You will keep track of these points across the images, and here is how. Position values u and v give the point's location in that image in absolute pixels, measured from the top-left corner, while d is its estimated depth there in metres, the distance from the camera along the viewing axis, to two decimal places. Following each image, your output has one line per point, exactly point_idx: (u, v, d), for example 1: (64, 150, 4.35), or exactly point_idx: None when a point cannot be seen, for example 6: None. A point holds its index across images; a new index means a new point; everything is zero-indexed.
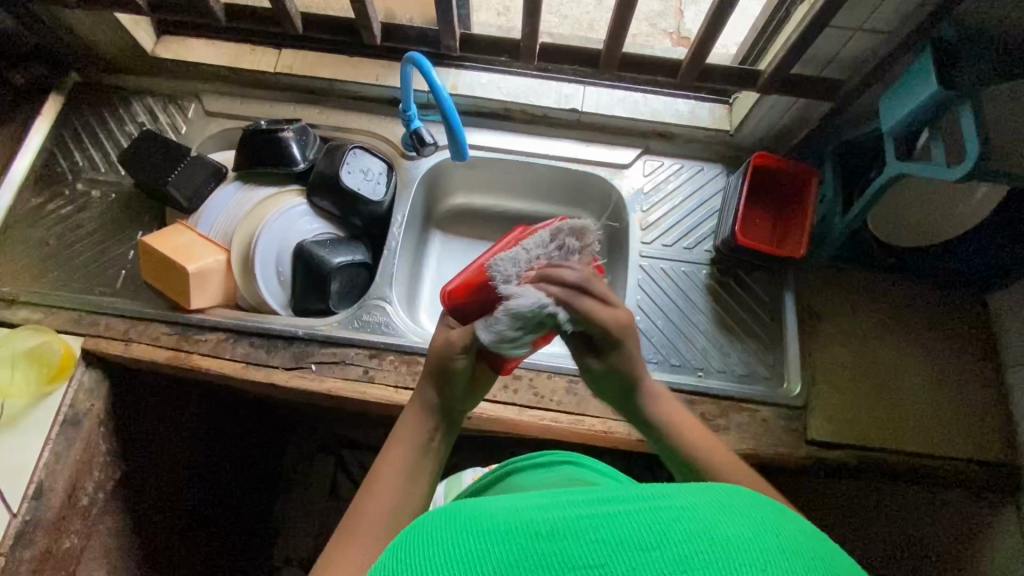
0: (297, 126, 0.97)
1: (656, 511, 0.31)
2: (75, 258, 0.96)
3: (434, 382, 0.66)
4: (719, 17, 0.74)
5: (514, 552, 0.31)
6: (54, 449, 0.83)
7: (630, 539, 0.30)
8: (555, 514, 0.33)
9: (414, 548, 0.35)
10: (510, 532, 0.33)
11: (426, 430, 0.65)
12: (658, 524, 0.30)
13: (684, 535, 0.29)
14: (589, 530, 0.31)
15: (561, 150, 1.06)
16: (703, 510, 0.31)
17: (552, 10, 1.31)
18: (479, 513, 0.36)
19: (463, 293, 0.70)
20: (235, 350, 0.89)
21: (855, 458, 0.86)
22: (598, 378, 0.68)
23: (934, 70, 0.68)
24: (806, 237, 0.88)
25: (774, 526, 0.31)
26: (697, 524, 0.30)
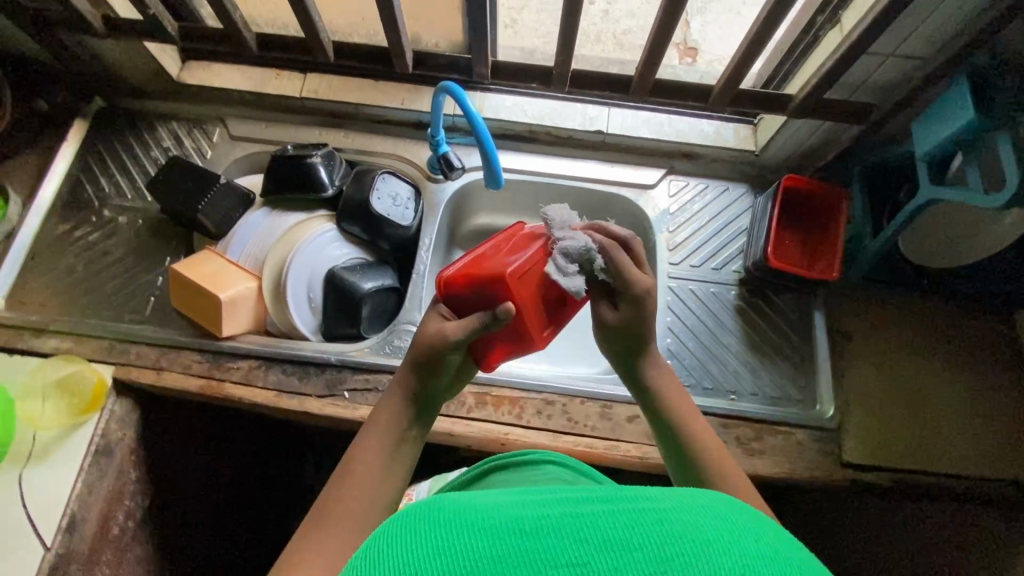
0: (325, 150, 0.97)
1: (637, 514, 0.35)
2: (105, 286, 0.96)
3: (416, 370, 0.69)
4: (755, 45, 0.75)
5: (501, 546, 0.34)
6: (87, 479, 0.83)
7: (612, 540, 0.33)
8: (539, 513, 0.36)
9: (398, 540, 0.35)
10: (494, 528, 0.35)
11: (406, 419, 0.68)
12: (637, 527, 0.34)
13: (662, 537, 0.33)
14: (572, 528, 0.34)
15: (587, 171, 1.06)
16: (681, 513, 0.35)
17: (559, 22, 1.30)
18: (462, 505, 0.38)
19: (463, 281, 0.70)
20: (267, 378, 0.89)
21: (891, 480, 0.86)
22: (606, 334, 0.75)
23: (970, 99, 0.69)
24: (838, 259, 0.88)
25: (751, 533, 0.34)
26: (677, 527, 0.33)
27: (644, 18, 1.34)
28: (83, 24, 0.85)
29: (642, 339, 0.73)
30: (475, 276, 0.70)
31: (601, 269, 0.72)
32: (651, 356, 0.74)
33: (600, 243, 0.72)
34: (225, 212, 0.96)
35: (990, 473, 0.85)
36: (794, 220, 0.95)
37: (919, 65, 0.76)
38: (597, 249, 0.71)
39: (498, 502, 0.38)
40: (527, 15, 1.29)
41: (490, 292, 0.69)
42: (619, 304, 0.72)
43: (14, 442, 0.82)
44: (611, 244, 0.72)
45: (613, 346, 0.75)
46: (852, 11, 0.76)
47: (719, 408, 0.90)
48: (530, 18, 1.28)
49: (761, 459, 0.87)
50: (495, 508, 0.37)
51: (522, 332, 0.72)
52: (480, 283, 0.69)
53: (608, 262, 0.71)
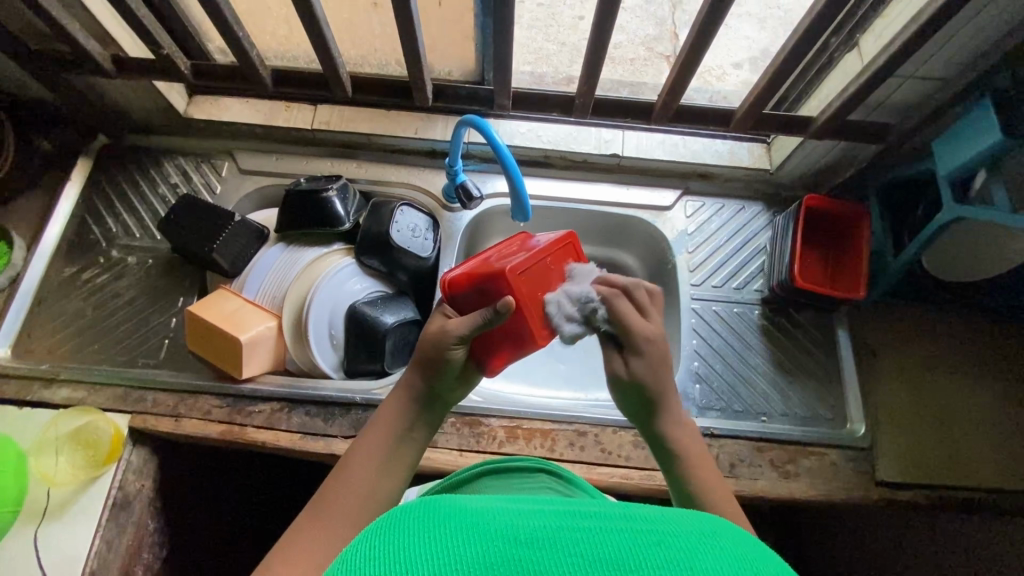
0: (340, 183, 0.96)
1: (636, 535, 0.34)
2: (116, 330, 0.93)
3: (422, 369, 0.67)
4: (780, 69, 0.75)
5: (492, 553, 0.33)
6: (106, 535, 0.79)
7: (607, 558, 0.32)
8: (534, 525, 0.36)
9: (393, 538, 0.35)
10: (489, 537, 0.34)
11: (407, 420, 0.66)
12: (636, 545, 0.33)
13: (659, 555, 0.32)
14: (567, 543, 0.34)
15: (604, 195, 1.05)
16: (681, 538, 0.34)
17: (551, 38, 1.29)
18: (460, 510, 0.38)
19: (464, 282, 0.71)
20: (290, 421, 0.86)
21: (926, 497, 0.86)
22: (622, 387, 0.68)
23: (996, 121, 0.69)
24: (863, 277, 0.88)
25: (751, 564, 0.33)
26: (675, 551, 0.33)
27: (635, 34, 1.34)
28: (93, 65, 0.83)
29: (655, 390, 0.67)
30: (480, 274, 0.69)
31: (602, 320, 0.67)
32: (667, 407, 0.68)
33: (603, 294, 0.68)
34: (240, 249, 0.94)
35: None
36: (816, 239, 0.95)
37: (940, 85, 0.77)
38: (599, 300, 0.67)
39: (497, 512, 0.38)
40: (520, 33, 1.29)
41: (493, 288, 0.68)
42: (629, 357, 0.67)
43: (27, 500, 0.79)
44: (614, 295, 0.67)
45: (626, 400, 0.69)
46: (871, 35, 0.77)
47: (752, 431, 0.89)
48: (521, 33, 1.29)
49: (797, 482, 0.86)
50: (492, 515, 0.37)
51: (523, 332, 0.69)
52: (483, 280, 0.69)
53: (611, 311, 0.67)
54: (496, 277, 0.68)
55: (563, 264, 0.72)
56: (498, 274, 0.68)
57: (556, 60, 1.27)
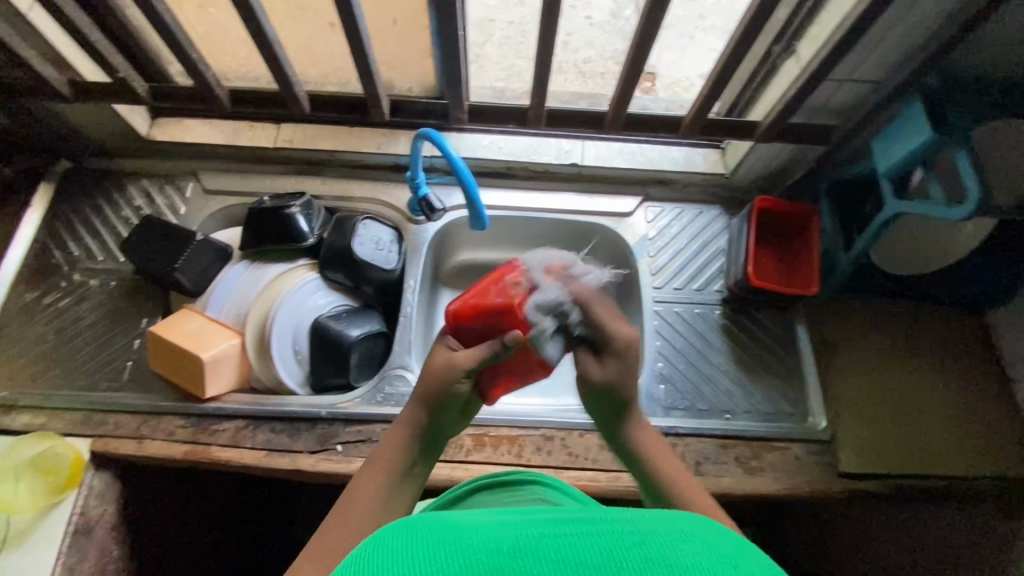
0: (302, 199, 0.96)
1: (615, 538, 0.35)
2: (77, 353, 0.92)
3: (427, 404, 0.67)
4: (720, 77, 0.78)
5: (479, 563, 0.33)
6: (68, 562, 0.78)
7: (589, 563, 0.33)
8: (517, 535, 0.36)
9: (377, 557, 0.35)
10: (474, 549, 0.35)
11: (409, 455, 0.66)
12: (617, 548, 0.34)
13: (640, 557, 0.33)
14: (550, 549, 0.34)
15: (567, 203, 1.08)
16: (659, 537, 0.35)
17: (521, 55, 1.33)
18: (444, 528, 0.38)
19: (470, 316, 0.66)
20: (255, 438, 0.86)
21: (888, 486, 0.88)
22: (594, 392, 0.70)
23: (926, 117, 0.73)
24: (815, 274, 0.91)
25: (732, 559, 0.34)
26: (655, 552, 0.33)
27: (605, 49, 1.38)
28: (49, 90, 0.84)
29: (625, 393, 0.70)
30: (488, 307, 0.66)
31: (579, 323, 0.67)
32: (634, 413, 0.72)
33: (576, 296, 0.66)
34: (203, 268, 0.94)
35: (981, 470, 0.88)
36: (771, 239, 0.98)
37: (874, 87, 0.80)
38: (573, 303, 0.66)
39: (479, 526, 0.38)
40: (491, 50, 1.33)
41: (504, 320, 0.66)
42: (606, 357, 0.68)
43: None
44: (587, 297, 0.67)
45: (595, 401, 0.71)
46: (807, 42, 0.81)
47: (717, 429, 0.91)
48: (492, 51, 1.33)
49: (761, 477, 0.87)
50: (477, 531, 0.38)
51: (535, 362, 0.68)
52: (493, 313, 0.65)
53: (586, 317, 0.67)
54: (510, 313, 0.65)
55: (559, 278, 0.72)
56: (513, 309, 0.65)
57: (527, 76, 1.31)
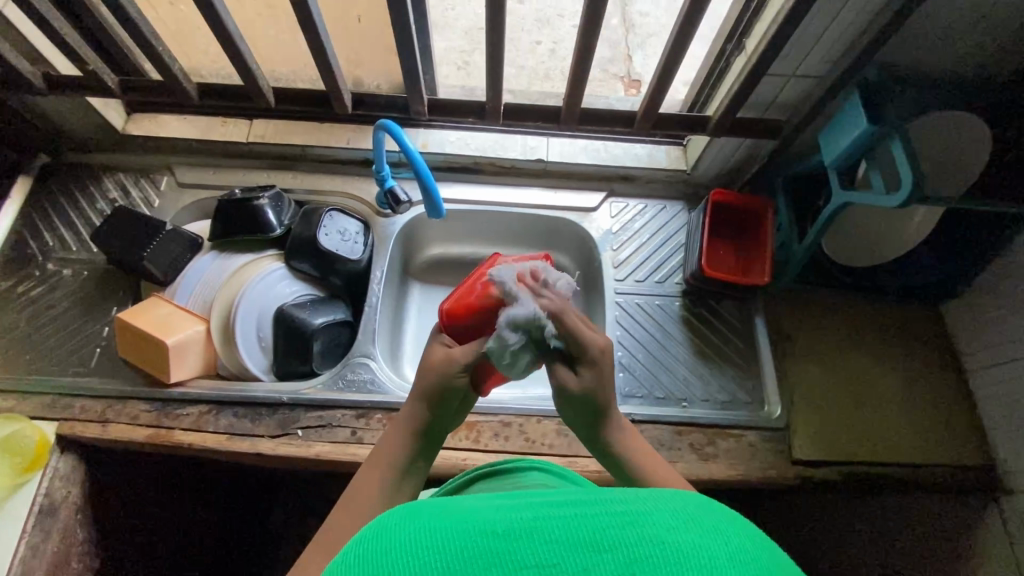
0: (272, 192, 0.99)
1: (612, 516, 0.33)
2: (48, 340, 0.94)
3: (427, 400, 0.63)
4: (667, 71, 0.81)
5: (469, 546, 0.32)
6: (31, 542, 0.80)
7: (583, 543, 0.32)
8: (512, 515, 0.35)
9: (370, 542, 0.34)
10: (467, 529, 0.34)
11: (410, 452, 0.62)
12: (611, 527, 0.32)
13: (634, 539, 0.31)
14: (543, 530, 0.33)
15: (534, 198, 1.10)
16: (656, 515, 0.33)
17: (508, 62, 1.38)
18: (440, 511, 0.37)
19: (462, 314, 0.69)
20: (218, 422, 0.87)
21: (841, 473, 0.89)
22: (568, 402, 0.64)
23: (863, 109, 0.76)
24: (767, 265, 0.93)
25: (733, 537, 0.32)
26: (651, 530, 0.32)
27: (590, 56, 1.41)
28: (23, 82, 0.86)
29: (602, 401, 0.63)
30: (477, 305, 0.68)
31: (555, 336, 0.61)
32: (612, 418, 0.65)
33: (549, 309, 0.61)
34: (172, 260, 0.96)
35: (934, 458, 0.89)
36: (728, 232, 1.00)
37: (817, 82, 0.83)
38: (546, 317, 0.61)
39: (476, 510, 0.37)
40: (477, 56, 1.37)
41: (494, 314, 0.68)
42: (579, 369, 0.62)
43: None
44: (560, 308, 0.61)
45: (571, 413, 0.65)
46: (752, 40, 0.84)
47: (673, 416, 0.92)
48: (480, 58, 1.37)
49: (716, 463, 0.89)
50: (475, 513, 0.36)
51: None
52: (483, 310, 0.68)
53: (561, 328, 0.61)
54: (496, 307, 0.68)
55: None
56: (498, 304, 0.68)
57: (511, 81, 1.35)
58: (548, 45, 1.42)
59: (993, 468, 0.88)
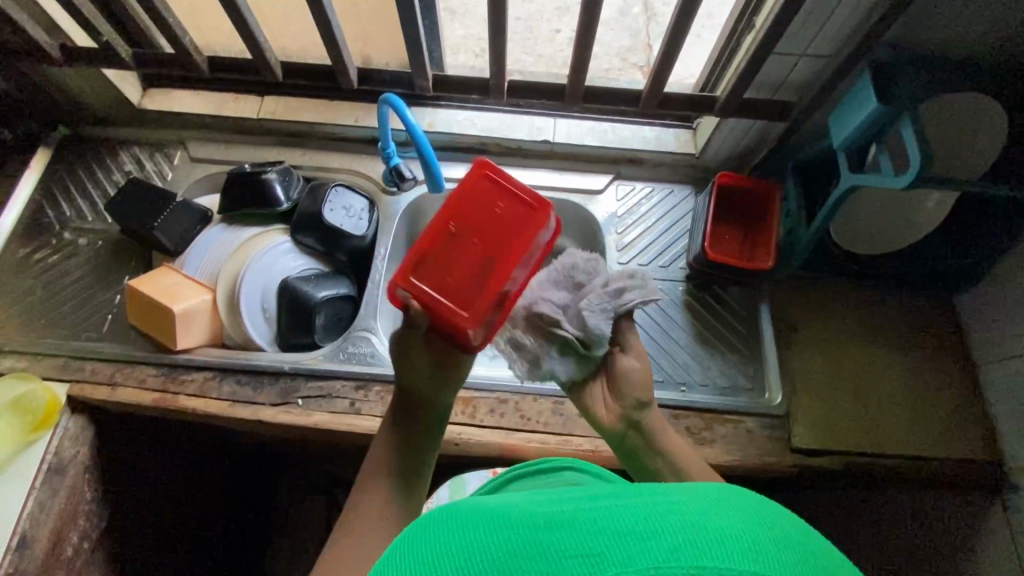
0: (280, 167, 1.01)
1: (652, 506, 0.32)
2: (62, 305, 0.97)
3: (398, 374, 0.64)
4: (672, 49, 0.80)
5: (514, 541, 0.32)
6: (39, 497, 0.83)
7: (624, 530, 0.30)
8: (558, 513, 0.34)
9: (415, 551, 0.35)
10: (506, 528, 0.33)
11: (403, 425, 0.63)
12: (656, 515, 0.31)
13: (679, 527, 0.30)
14: (589, 521, 0.32)
15: (540, 180, 1.10)
16: (698, 506, 0.32)
17: (525, 50, 1.37)
18: (474, 513, 0.37)
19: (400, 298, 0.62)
20: (221, 389, 0.89)
21: (840, 463, 0.88)
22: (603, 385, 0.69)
23: (872, 89, 0.74)
24: (772, 249, 0.92)
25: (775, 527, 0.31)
26: (693, 517, 0.31)
27: (607, 44, 1.40)
28: (40, 53, 0.89)
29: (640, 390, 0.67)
30: (410, 277, 0.62)
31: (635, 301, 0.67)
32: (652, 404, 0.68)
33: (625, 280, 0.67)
34: (182, 231, 0.99)
35: (939, 452, 0.87)
36: (734, 217, 0.99)
37: (828, 62, 0.81)
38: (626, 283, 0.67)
39: (514, 510, 0.37)
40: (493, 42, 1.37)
41: (427, 279, 0.62)
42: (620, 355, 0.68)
43: None
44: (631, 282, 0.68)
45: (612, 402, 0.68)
46: (761, 16, 0.82)
47: (671, 400, 0.92)
48: None
49: (712, 448, 0.88)
50: (519, 512, 0.36)
51: (491, 285, 0.61)
52: (417, 279, 0.62)
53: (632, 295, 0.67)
54: (427, 269, 0.62)
55: (487, 201, 0.64)
56: (428, 265, 0.62)
57: (527, 68, 1.34)
58: (566, 33, 1.41)
59: (1001, 465, 0.86)
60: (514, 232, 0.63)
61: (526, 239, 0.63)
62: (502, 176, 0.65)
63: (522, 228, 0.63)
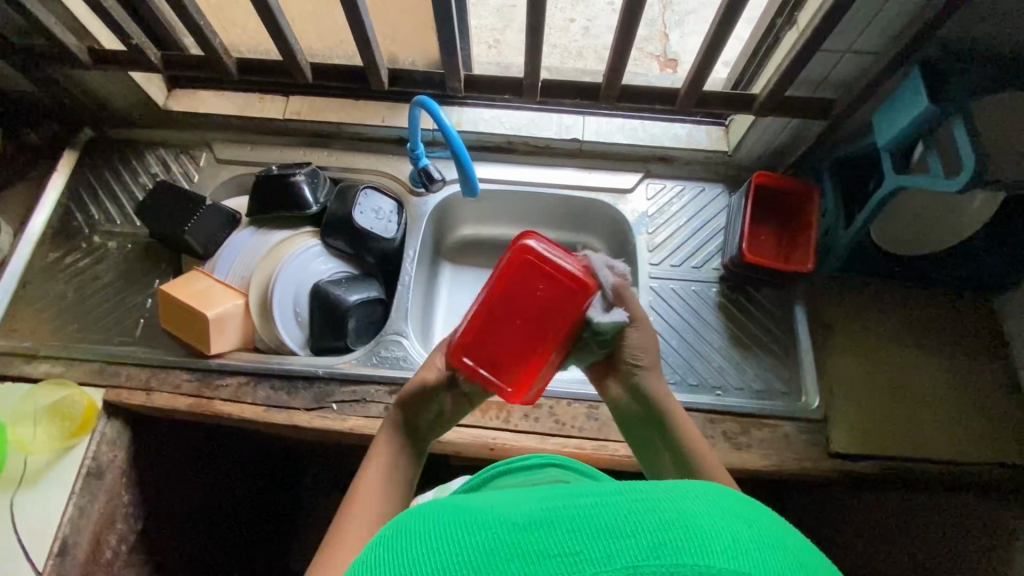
0: (308, 169, 1.00)
1: (632, 502, 0.33)
2: (94, 310, 0.98)
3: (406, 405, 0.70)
4: (714, 47, 0.78)
5: (493, 539, 0.33)
6: (78, 502, 0.83)
7: (605, 529, 0.31)
8: (532, 509, 0.35)
9: (394, 549, 0.35)
10: (489, 526, 0.34)
11: (399, 449, 0.67)
12: (630, 510, 0.32)
13: (660, 524, 0.31)
14: (565, 519, 0.33)
15: (569, 179, 1.08)
16: (677, 502, 0.33)
17: None
18: (456, 513, 0.37)
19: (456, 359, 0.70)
20: (256, 394, 0.89)
21: (880, 468, 0.86)
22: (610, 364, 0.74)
23: (924, 87, 0.72)
24: (812, 251, 0.90)
25: (747, 521, 0.32)
26: (674, 513, 0.31)
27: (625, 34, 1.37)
28: (69, 57, 0.88)
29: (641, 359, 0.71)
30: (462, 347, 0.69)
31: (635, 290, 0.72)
32: (654, 375, 0.71)
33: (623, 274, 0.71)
34: (212, 234, 0.98)
35: (980, 457, 0.86)
36: (770, 217, 0.97)
37: (874, 59, 0.79)
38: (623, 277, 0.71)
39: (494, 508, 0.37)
40: (509, 35, 1.35)
41: (475, 347, 0.69)
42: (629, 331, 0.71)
43: (5, 467, 0.83)
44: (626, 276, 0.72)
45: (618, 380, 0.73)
46: (806, 12, 0.79)
47: (706, 404, 0.91)
48: (512, 36, 1.34)
49: (749, 453, 0.87)
50: (488, 510, 0.37)
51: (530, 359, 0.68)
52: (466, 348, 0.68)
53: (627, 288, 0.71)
54: (476, 340, 0.69)
55: (531, 282, 0.67)
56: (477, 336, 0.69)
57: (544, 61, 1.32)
58: (581, 23, 1.38)
59: None
60: (559, 313, 0.67)
61: (568, 322, 0.67)
62: (545, 258, 0.67)
63: (563, 311, 0.67)
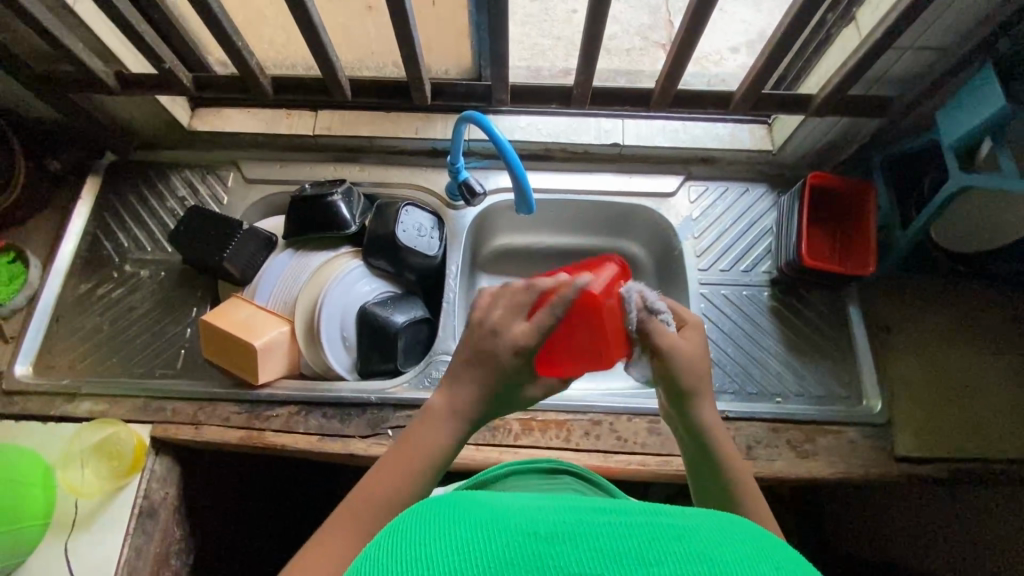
0: (344, 186, 0.97)
1: (657, 531, 0.30)
2: (132, 342, 0.95)
3: (467, 416, 0.57)
4: (778, 50, 0.75)
5: (509, 543, 0.30)
6: (134, 543, 0.80)
7: (624, 556, 0.29)
8: (550, 519, 0.32)
9: (406, 534, 0.33)
10: (505, 528, 0.31)
11: (431, 467, 0.56)
12: (654, 539, 0.30)
13: (683, 557, 0.28)
14: (585, 539, 0.30)
15: (608, 184, 1.05)
16: (707, 536, 0.30)
17: None
18: (476, 505, 0.35)
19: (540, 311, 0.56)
20: (308, 423, 0.87)
21: (949, 471, 0.85)
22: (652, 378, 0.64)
23: (998, 89, 0.69)
24: (871, 253, 0.88)
25: (775, 561, 0.29)
26: (702, 547, 0.29)
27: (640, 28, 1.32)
28: (96, 82, 0.86)
29: (683, 381, 0.60)
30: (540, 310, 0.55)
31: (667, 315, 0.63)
32: (703, 396, 0.62)
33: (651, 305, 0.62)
34: (249, 257, 0.95)
35: None
36: (822, 218, 0.95)
37: (939, 55, 0.76)
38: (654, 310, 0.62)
39: (511, 505, 0.35)
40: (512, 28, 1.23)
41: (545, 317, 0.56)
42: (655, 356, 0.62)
43: (55, 511, 0.80)
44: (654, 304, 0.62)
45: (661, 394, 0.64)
46: (867, 9, 0.77)
47: (768, 412, 0.89)
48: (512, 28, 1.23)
49: (815, 461, 0.85)
50: (504, 509, 0.34)
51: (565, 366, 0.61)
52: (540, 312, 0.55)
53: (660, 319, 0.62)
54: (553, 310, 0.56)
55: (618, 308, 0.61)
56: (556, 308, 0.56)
57: None
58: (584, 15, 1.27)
59: None
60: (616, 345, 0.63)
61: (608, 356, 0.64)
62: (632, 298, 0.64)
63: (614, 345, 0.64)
